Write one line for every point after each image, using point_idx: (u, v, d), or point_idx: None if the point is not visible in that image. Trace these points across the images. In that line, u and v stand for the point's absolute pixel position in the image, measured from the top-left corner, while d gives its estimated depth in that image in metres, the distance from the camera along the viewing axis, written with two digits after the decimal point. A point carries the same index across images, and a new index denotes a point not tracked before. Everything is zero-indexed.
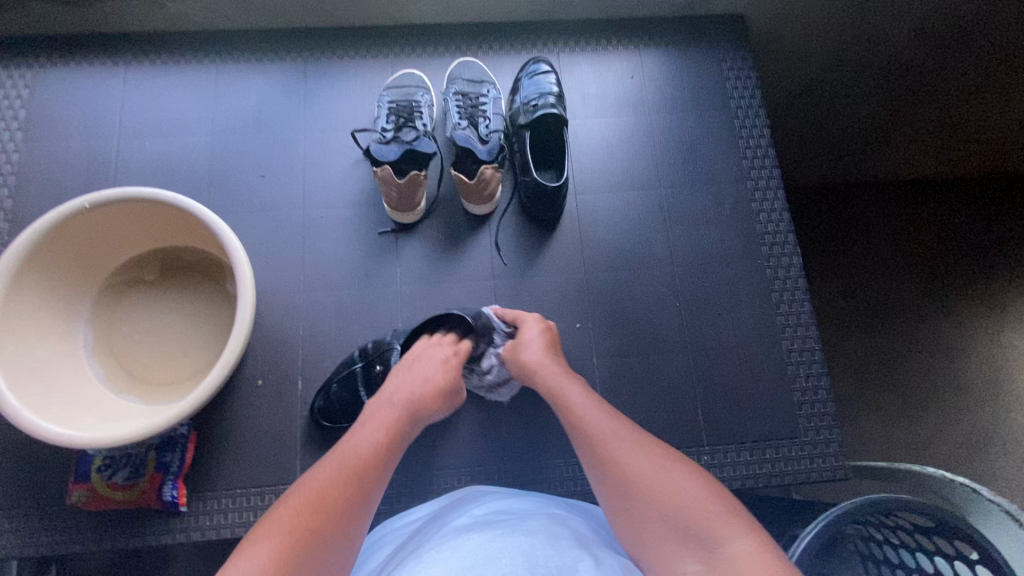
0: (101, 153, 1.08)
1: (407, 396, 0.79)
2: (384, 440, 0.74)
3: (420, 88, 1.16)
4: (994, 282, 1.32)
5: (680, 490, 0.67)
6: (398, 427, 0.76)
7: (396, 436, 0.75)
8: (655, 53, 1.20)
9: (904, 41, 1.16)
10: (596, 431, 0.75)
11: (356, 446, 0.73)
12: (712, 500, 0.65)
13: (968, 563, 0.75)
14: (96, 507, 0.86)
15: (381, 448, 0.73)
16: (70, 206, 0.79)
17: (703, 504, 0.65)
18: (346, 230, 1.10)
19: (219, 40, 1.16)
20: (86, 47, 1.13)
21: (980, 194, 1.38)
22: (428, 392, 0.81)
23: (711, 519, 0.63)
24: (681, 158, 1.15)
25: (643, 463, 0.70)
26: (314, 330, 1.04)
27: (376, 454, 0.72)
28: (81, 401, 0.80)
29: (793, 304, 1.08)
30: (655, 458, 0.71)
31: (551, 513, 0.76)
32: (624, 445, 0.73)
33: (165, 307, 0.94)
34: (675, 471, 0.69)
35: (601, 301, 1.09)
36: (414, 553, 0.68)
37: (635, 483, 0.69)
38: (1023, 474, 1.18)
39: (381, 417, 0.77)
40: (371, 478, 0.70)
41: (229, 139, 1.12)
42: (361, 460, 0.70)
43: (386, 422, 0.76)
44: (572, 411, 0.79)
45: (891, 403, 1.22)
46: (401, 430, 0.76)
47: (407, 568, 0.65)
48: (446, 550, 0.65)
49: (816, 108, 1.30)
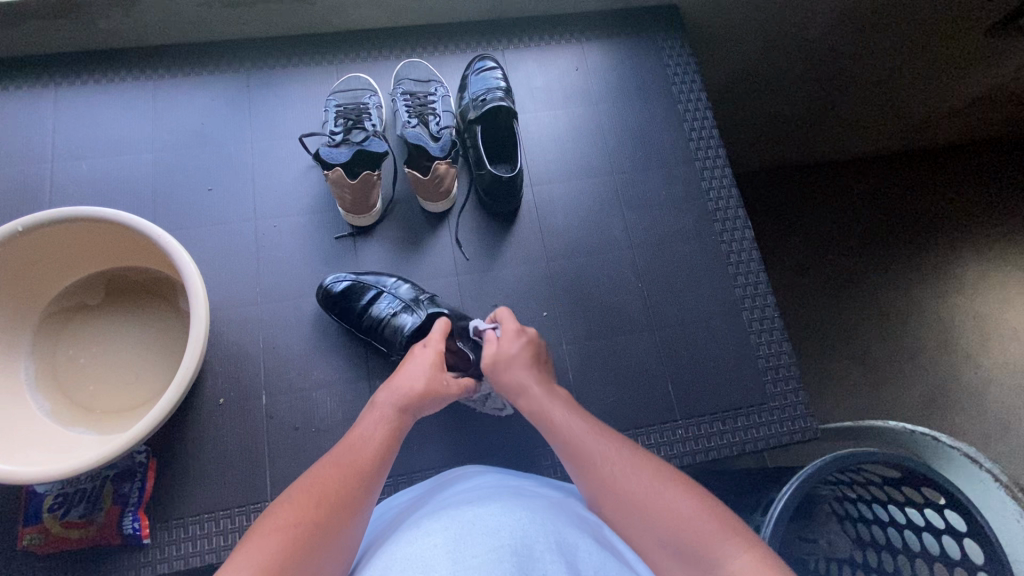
0: (34, 180, 0.98)
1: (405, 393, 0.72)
2: (380, 443, 0.67)
3: (368, 91, 1.05)
4: (936, 246, 1.41)
5: (681, 519, 0.57)
6: (395, 427, 0.69)
7: (395, 435, 0.68)
8: (596, 45, 1.18)
9: (831, 26, 1.20)
10: (579, 446, 0.67)
11: (356, 445, 0.66)
12: (704, 517, 0.57)
13: (937, 509, 0.78)
14: (51, 549, 0.81)
15: (381, 450, 0.66)
16: (2, 231, 0.76)
17: (697, 524, 0.56)
18: (299, 238, 1.00)
19: (154, 58, 1.07)
20: (11, 72, 1.03)
21: (912, 165, 1.50)
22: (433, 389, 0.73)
23: (706, 539, 0.55)
24: (630, 144, 1.12)
25: (633, 481, 0.62)
26: (273, 346, 0.94)
27: (376, 458, 0.65)
28: (24, 437, 0.77)
29: (749, 277, 1.05)
30: (642, 472, 0.63)
31: (538, 491, 0.68)
32: (607, 459, 0.65)
33: (117, 330, 0.91)
34: (666, 487, 0.60)
35: (569, 287, 1.02)
36: (404, 528, 0.60)
37: (625, 504, 0.61)
38: (974, 421, 1.26)
39: (380, 413, 0.70)
40: (371, 480, 0.63)
41: (168, 157, 1.02)
42: (363, 462, 0.64)
43: (388, 420, 0.69)
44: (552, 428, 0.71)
45: (852, 367, 1.31)
46: (400, 431, 0.69)
47: (396, 542, 0.58)
48: (443, 519, 0.58)
49: (757, 94, 1.35)
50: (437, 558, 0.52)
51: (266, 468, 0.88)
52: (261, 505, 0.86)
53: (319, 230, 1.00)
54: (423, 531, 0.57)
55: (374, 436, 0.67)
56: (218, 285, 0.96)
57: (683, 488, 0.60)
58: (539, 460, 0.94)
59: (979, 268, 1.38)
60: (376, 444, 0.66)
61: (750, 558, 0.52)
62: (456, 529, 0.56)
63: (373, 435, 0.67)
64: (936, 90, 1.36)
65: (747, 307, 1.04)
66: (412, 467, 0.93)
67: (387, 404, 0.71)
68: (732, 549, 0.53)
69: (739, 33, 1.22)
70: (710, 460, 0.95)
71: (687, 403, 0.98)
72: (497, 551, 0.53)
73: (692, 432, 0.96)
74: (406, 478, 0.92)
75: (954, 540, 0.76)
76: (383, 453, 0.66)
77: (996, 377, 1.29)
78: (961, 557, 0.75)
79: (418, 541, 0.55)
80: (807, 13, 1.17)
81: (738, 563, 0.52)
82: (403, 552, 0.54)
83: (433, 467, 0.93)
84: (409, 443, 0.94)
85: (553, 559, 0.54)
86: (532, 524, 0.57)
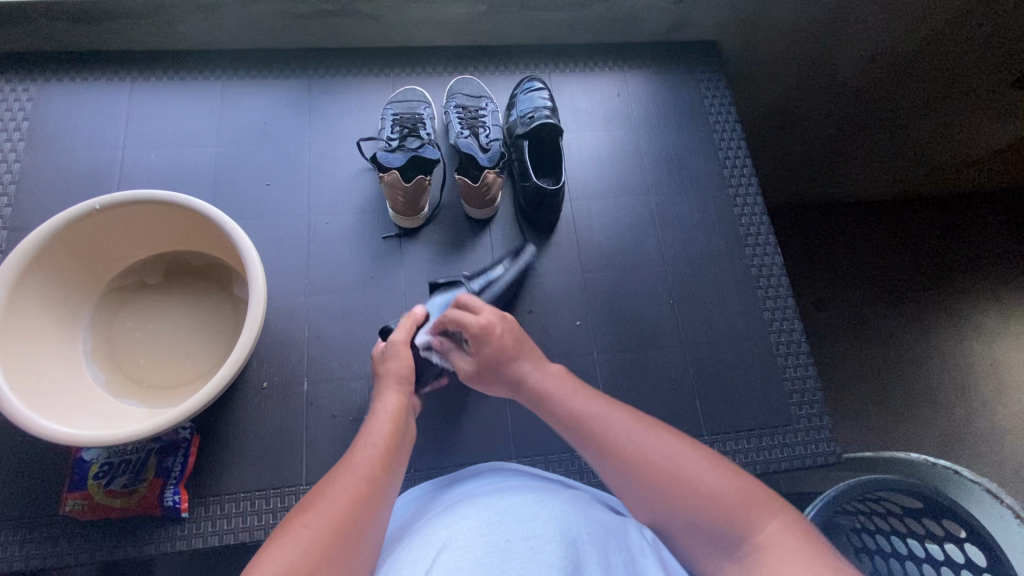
0: (104, 164, 1.05)
1: (395, 375, 0.77)
2: (392, 427, 0.69)
3: (422, 103, 1.11)
4: (954, 289, 1.44)
5: (709, 481, 0.58)
6: (400, 413, 0.72)
7: (402, 421, 0.71)
8: (636, 74, 1.24)
9: (861, 67, 1.25)
10: (588, 412, 0.67)
11: (372, 433, 0.67)
12: (734, 482, 0.58)
13: (958, 543, 0.79)
14: (93, 516, 0.83)
15: (393, 434, 0.68)
16: (81, 207, 0.82)
17: (725, 489, 0.57)
18: (349, 236, 1.04)
19: (223, 59, 1.14)
20: (93, 65, 1.11)
21: (934, 209, 1.53)
22: (402, 376, 0.77)
23: (738, 506, 0.55)
24: (666, 168, 1.17)
25: (653, 444, 0.62)
26: (317, 335, 0.98)
27: (391, 441, 0.67)
28: (81, 404, 0.80)
29: (777, 301, 1.09)
30: (662, 437, 0.63)
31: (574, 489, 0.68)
32: (625, 434, 0.63)
33: (173, 310, 0.96)
34: (686, 450, 0.61)
35: (601, 299, 1.06)
36: (438, 512, 0.61)
37: (646, 470, 0.60)
38: (989, 461, 1.26)
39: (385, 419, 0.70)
40: (393, 464, 0.65)
41: (231, 152, 1.08)
42: (381, 446, 0.65)
43: (392, 410, 0.72)
44: (555, 396, 0.70)
45: (870, 402, 1.32)
46: (405, 418, 0.72)
47: (431, 524, 0.58)
48: (478, 506, 0.58)
49: (786, 129, 1.40)
50: (473, 543, 0.52)
51: (303, 452, 0.91)
52: (296, 488, 0.89)
53: (368, 229, 1.05)
54: (458, 514, 0.57)
55: (384, 423, 0.69)
56: (269, 274, 1.00)
57: (699, 452, 0.61)
58: (566, 464, 0.96)
59: (997, 314, 1.41)
60: (387, 430, 0.68)
61: (778, 523, 0.54)
62: (489, 514, 0.56)
63: (385, 422, 0.69)
64: (958, 141, 1.39)
65: (774, 330, 1.06)
66: (442, 462, 0.94)
67: (392, 393, 0.75)
68: (762, 516, 0.55)
69: (773, 70, 1.29)
70: None
71: (712, 419, 1.00)
72: (530, 540, 0.52)
73: (717, 447, 0.98)
74: (436, 471, 0.94)
75: None
76: (401, 435, 0.69)
77: (1014, 424, 1.29)
78: None
79: (451, 526, 0.55)
80: (839, 53, 1.22)
81: (769, 529, 0.54)
82: (442, 532, 0.54)
83: (462, 463, 0.95)
84: (440, 438, 0.96)
85: (589, 554, 0.53)
86: (568, 512, 0.57)
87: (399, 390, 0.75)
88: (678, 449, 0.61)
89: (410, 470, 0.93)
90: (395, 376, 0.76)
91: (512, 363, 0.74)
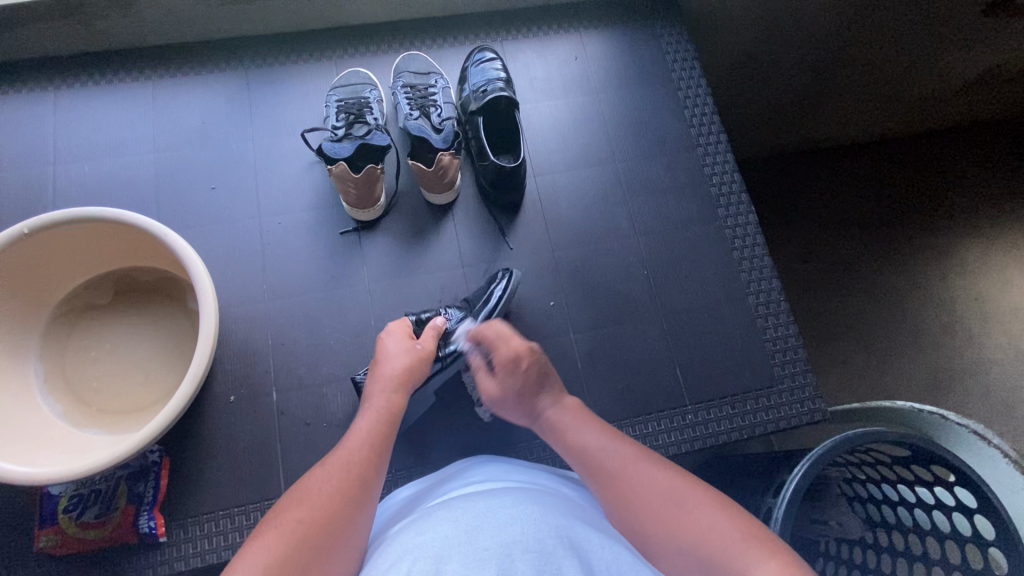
0: (38, 181, 0.98)
1: (384, 373, 0.73)
2: (384, 425, 0.67)
3: (368, 85, 1.05)
4: (936, 229, 1.41)
5: (703, 522, 0.54)
6: (393, 413, 0.69)
7: (393, 420, 0.69)
8: (594, 33, 1.17)
9: (827, 7, 1.17)
10: (590, 449, 0.66)
11: (361, 432, 0.66)
12: (731, 525, 0.53)
13: (946, 486, 0.77)
14: (66, 550, 0.81)
15: (383, 433, 0.66)
16: (7, 233, 0.76)
17: (722, 531, 0.52)
18: (304, 234, 1.00)
19: (151, 58, 1.06)
20: (12, 76, 1.03)
21: (912, 150, 1.49)
22: (408, 380, 0.74)
23: (730, 549, 0.50)
24: (632, 132, 1.12)
25: (655, 487, 0.59)
26: (282, 342, 0.94)
27: (380, 441, 0.65)
28: (38, 437, 0.77)
29: (754, 260, 1.05)
30: (670, 483, 0.59)
31: (554, 489, 0.65)
32: (630, 466, 0.62)
33: (127, 330, 0.92)
34: (689, 499, 0.57)
35: (574, 275, 1.02)
36: (414, 519, 0.56)
37: (637, 501, 0.58)
38: (977, 397, 1.26)
39: (374, 415, 0.68)
40: (380, 459, 0.63)
41: (171, 156, 1.01)
42: (371, 446, 0.64)
43: (387, 406, 0.70)
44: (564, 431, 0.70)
45: (856, 352, 1.31)
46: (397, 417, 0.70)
47: (406, 533, 0.53)
48: (454, 510, 0.54)
49: (754, 79, 1.34)
50: (447, 551, 0.48)
51: (280, 463, 0.88)
52: (275, 500, 0.87)
53: (324, 225, 1.00)
54: (436, 519, 0.53)
55: (374, 420, 0.68)
56: (224, 282, 0.96)
57: (708, 499, 0.56)
58: (551, 448, 0.94)
59: (977, 250, 1.39)
60: (376, 429, 0.66)
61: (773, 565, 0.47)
62: (466, 519, 0.52)
63: (373, 420, 0.68)
64: (934, 76, 1.35)
65: (753, 290, 1.04)
66: (423, 459, 0.92)
67: (387, 393, 0.71)
68: (755, 557, 0.49)
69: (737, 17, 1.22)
70: (719, 444, 0.95)
71: (695, 388, 0.98)
72: (508, 546, 0.48)
73: (701, 416, 0.97)
74: (419, 468, 0.92)
75: (963, 517, 0.75)
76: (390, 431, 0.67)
77: (998, 358, 1.29)
78: (971, 532, 0.73)
79: (429, 532, 0.51)
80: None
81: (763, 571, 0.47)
82: (415, 544, 0.50)
83: (445, 457, 0.93)
84: (420, 434, 0.93)
85: (567, 558, 0.49)
86: (548, 515, 0.53)
87: (398, 391, 0.72)
88: (682, 490, 0.58)
89: (392, 471, 0.91)
90: (394, 377, 0.73)
91: (533, 401, 0.74)
